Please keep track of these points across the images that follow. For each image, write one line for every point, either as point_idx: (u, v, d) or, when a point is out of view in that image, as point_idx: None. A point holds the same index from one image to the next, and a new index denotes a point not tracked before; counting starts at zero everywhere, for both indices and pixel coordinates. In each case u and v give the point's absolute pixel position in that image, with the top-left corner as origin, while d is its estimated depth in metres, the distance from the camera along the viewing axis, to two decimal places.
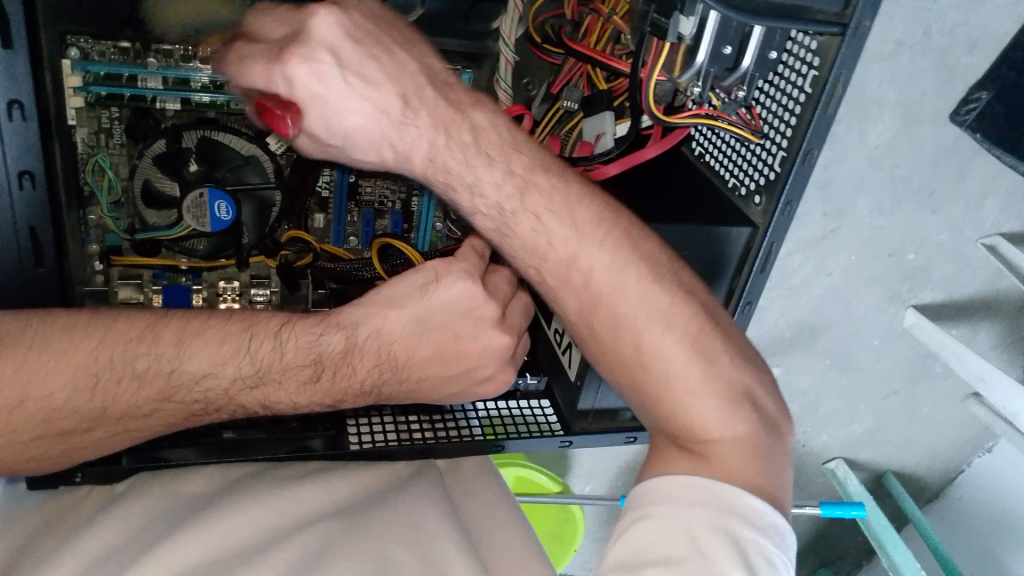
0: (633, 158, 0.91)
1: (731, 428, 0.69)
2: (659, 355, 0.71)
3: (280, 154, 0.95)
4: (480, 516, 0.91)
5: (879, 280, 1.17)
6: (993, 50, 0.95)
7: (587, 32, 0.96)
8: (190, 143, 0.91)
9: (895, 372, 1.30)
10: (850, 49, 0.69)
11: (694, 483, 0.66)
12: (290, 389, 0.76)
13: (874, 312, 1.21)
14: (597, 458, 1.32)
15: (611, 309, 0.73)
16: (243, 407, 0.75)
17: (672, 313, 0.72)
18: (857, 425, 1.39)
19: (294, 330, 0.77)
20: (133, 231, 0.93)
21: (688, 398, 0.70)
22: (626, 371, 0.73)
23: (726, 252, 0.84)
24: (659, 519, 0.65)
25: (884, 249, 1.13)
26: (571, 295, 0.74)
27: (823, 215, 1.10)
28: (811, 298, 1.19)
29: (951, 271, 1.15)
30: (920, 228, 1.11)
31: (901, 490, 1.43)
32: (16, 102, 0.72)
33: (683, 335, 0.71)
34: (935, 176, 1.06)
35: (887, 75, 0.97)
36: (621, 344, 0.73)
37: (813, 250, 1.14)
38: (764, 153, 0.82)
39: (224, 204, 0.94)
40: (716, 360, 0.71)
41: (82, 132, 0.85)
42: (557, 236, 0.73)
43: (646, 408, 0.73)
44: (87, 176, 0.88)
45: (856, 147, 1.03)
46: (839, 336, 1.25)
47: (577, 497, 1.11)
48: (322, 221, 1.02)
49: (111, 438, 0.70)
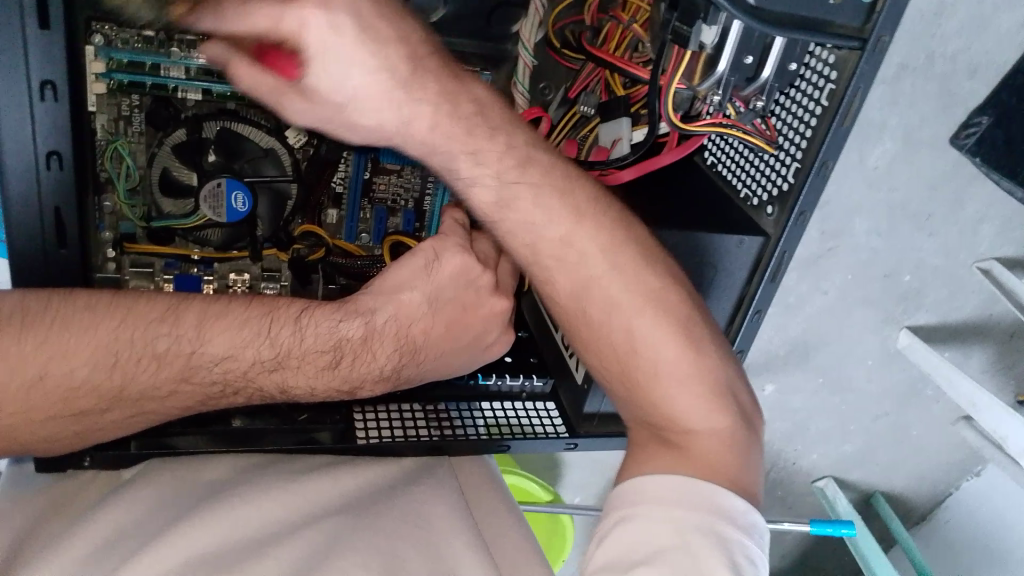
0: (650, 163, 0.80)
1: (717, 416, 0.66)
2: (647, 337, 0.67)
3: (298, 148, 0.83)
4: (497, 532, 0.76)
5: (873, 301, 1.18)
6: (994, 75, 0.97)
7: (605, 40, 0.84)
8: (211, 135, 0.79)
9: (885, 394, 1.31)
10: (869, 64, 0.62)
11: (678, 482, 0.61)
12: (310, 377, 0.69)
13: (867, 332, 1.22)
14: (588, 469, 1.34)
15: (603, 289, 0.68)
16: (254, 398, 0.68)
17: (664, 297, 0.68)
18: (847, 444, 1.40)
19: (317, 321, 0.69)
20: (149, 220, 0.80)
21: (671, 386, 0.66)
22: (608, 354, 0.69)
23: (734, 264, 0.74)
24: (642, 520, 0.60)
25: (880, 270, 1.14)
26: (564, 276, 0.69)
27: (820, 233, 1.11)
28: (805, 316, 1.19)
29: (944, 295, 1.16)
30: (916, 252, 1.12)
31: (889, 512, 1.44)
32: (50, 82, 0.61)
33: (674, 320, 0.68)
34: (932, 200, 1.07)
35: (889, 99, 0.99)
36: (607, 326, 0.68)
37: (810, 270, 1.14)
38: (777, 166, 0.72)
39: (242, 195, 0.81)
40: (701, 349, 0.68)
41: (102, 120, 0.74)
42: (558, 212, 0.68)
43: (627, 398, 0.69)
44: (104, 162, 0.75)
45: (856, 168, 1.04)
46: (831, 355, 1.25)
47: (566, 507, 1.11)
48: (335, 217, 0.89)
49: (114, 420, 0.62)
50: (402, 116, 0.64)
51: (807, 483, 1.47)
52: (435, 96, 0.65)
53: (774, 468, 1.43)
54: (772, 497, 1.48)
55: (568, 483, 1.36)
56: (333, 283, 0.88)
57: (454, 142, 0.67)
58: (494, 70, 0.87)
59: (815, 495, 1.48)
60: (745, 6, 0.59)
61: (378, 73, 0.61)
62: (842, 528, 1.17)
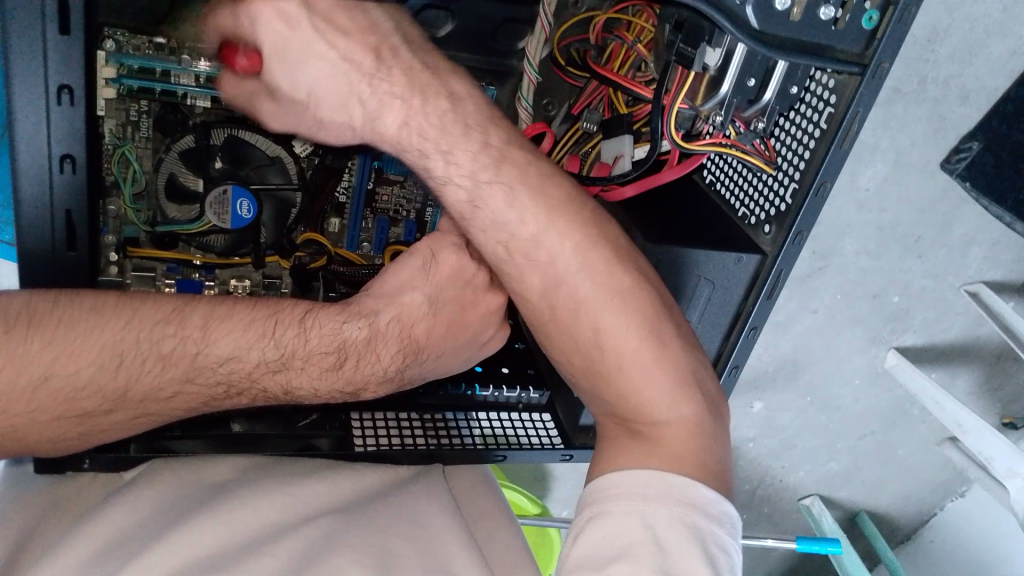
0: (649, 180, 0.82)
1: (682, 408, 0.68)
2: (613, 332, 0.69)
3: (303, 156, 0.84)
4: (492, 539, 0.77)
5: (861, 321, 1.21)
6: (984, 102, 1.02)
7: (610, 58, 0.84)
8: (219, 142, 0.80)
9: (871, 415, 1.35)
10: (868, 90, 0.63)
11: (653, 476, 0.62)
12: (315, 377, 0.69)
13: (856, 353, 1.24)
14: (576, 481, 1.34)
15: (572, 287, 0.69)
16: (257, 398, 0.67)
17: (631, 293, 0.69)
18: (834, 463, 1.42)
19: (321, 325, 0.69)
20: (154, 224, 0.80)
21: (640, 380, 0.68)
22: (577, 347, 0.70)
23: (732, 281, 0.75)
24: (617, 517, 0.61)
25: (869, 291, 1.17)
26: (534, 273, 0.69)
27: (811, 253, 1.13)
28: (795, 334, 1.22)
29: (932, 316, 1.20)
30: (905, 274, 1.16)
31: (874, 531, 1.46)
32: (67, 87, 0.61)
33: (640, 315, 0.69)
34: (921, 223, 1.11)
35: (882, 121, 1.02)
36: (574, 321, 0.69)
37: (801, 288, 1.17)
38: (776, 187, 0.73)
39: (247, 203, 0.81)
40: (667, 342, 0.69)
41: (110, 124, 0.74)
42: (527, 210, 0.68)
43: (595, 391, 0.71)
44: (111, 165, 0.75)
45: (847, 189, 1.08)
46: (818, 374, 1.27)
47: (556, 520, 1.12)
48: (336, 225, 0.89)
49: (113, 425, 0.61)
50: (368, 112, 0.66)
51: (792, 501, 1.48)
52: (403, 89, 0.66)
53: (759, 486, 1.44)
54: (759, 515, 1.49)
55: (553, 497, 1.36)
56: (332, 291, 0.88)
57: (427, 142, 0.67)
58: (499, 85, 0.88)
59: (801, 513, 1.49)
60: (749, 29, 0.60)
61: (328, 78, 0.64)
62: (829, 546, 1.16)
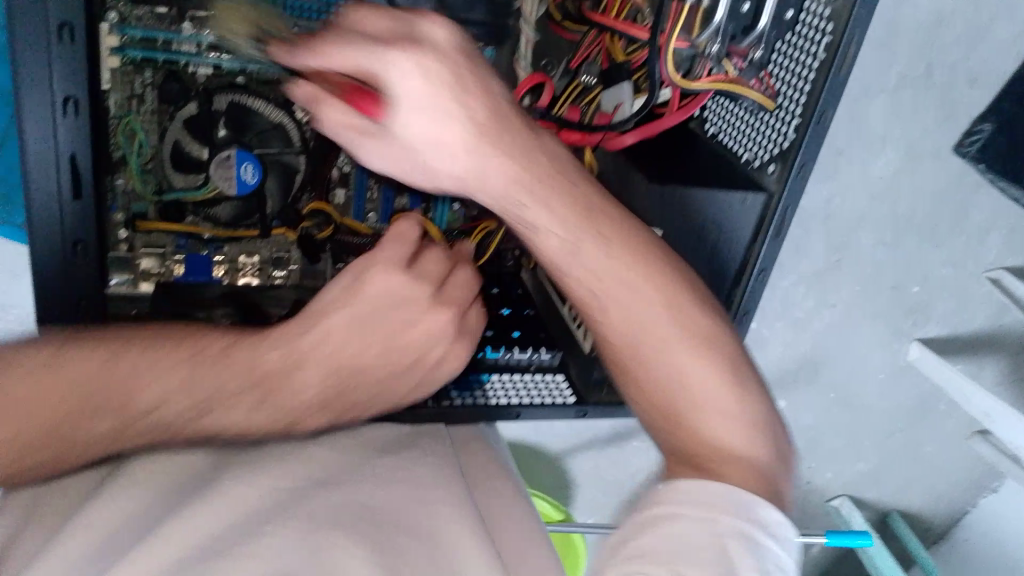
0: (652, 127, 0.83)
1: (759, 449, 0.68)
2: (696, 373, 0.69)
3: (305, 121, 0.89)
4: (509, 523, 0.73)
5: (881, 313, 1.20)
6: (993, 85, 1.01)
7: (606, 8, 0.85)
8: (221, 109, 0.85)
9: (895, 412, 1.34)
10: (864, 11, 0.62)
11: (718, 488, 0.63)
12: (310, 365, 0.72)
13: (877, 347, 1.24)
14: (600, 487, 1.34)
15: (659, 331, 0.70)
16: (256, 384, 0.70)
17: (712, 339, 0.70)
18: (862, 463, 1.41)
19: (319, 306, 0.74)
20: (161, 193, 0.86)
21: (718, 418, 0.68)
22: (650, 389, 0.70)
23: (741, 223, 0.74)
24: (681, 520, 0.61)
25: (888, 283, 1.17)
26: (619, 316, 0.70)
27: (826, 247, 1.13)
28: (814, 331, 1.22)
29: (953, 307, 1.20)
30: (923, 263, 1.16)
31: (906, 531, 1.45)
32: (67, 25, 0.62)
33: (719, 353, 0.70)
34: (937, 212, 1.11)
35: (890, 110, 1.02)
36: (652, 362, 0.70)
37: (817, 284, 1.17)
38: (778, 124, 0.72)
39: (251, 167, 0.88)
40: (744, 381, 0.70)
41: (116, 96, 0.79)
42: (616, 257, 0.70)
43: (665, 429, 0.70)
44: (116, 136, 0.81)
45: (859, 180, 1.07)
46: (840, 372, 1.27)
47: (582, 526, 1.11)
48: (342, 197, 0.96)
49: (97, 436, 0.64)
50: (474, 168, 0.66)
51: (821, 502, 1.47)
52: None
53: None
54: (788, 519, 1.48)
55: (578, 504, 1.36)
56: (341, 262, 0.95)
57: None
58: (498, 46, 0.95)
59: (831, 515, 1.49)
60: None
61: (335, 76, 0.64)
62: (858, 539, 1.13)
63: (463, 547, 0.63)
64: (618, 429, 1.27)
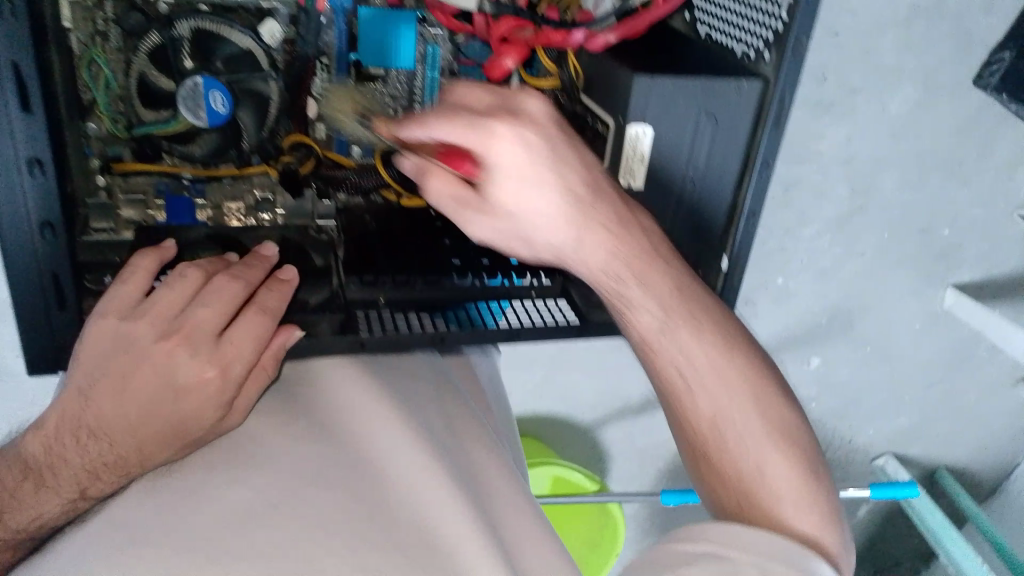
0: (636, 23, 0.75)
1: (807, 516, 0.61)
2: (744, 430, 0.63)
3: (277, 46, 0.76)
4: (497, 486, 0.69)
5: (912, 260, 1.17)
6: (1009, 9, 0.96)
7: None
8: (186, 35, 0.71)
9: (935, 362, 1.30)
10: None
11: (768, 537, 0.58)
12: (212, 402, 0.62)
13: (911, 294, 1.21)
14: (635, 457, 1.32)
15: (708, 395, 0.64)
16: (150, 438, 0.61)
17: (761, 389, 0.65)
18: (903, 418, 1.37)
19: (198, 326, 0.64)
20: (131, 128, 0.74)
21: (761, 474, 0.62)
22: (698, 439, 0.65)
23: (740, 113, 0.71)
24: (735, 562, 0.56)
25: (916, 225, 1.14)
26: (673, 372, 0.64)
27: (850, 192, 1.09)
28: (844, 281, 1.18)
29: (986, 247, 1.17)
30: (951, 203, 1.12)
31: (955, 486, 1.41)
32: (37, 161, 0.60)
33: (768, 417, 0.64)
34: (961, 148, 1.07)
35: (903, 43, 0.98)
36: (705, 417, 0.64)
37: (844, 231, 1.13)
38: (770, 5, 0.68)
39: (220, 95, 0.74)
40: (793, 432, 0.65)
41: (77, 36, 0.68)
42: (685, 324, 0.64)
43: (708, 484, 0.65)
44: (82, 77, 0.69)
45: (878, 119, 1.03)
46: (875, 321, 1.23)
47: (618, 495, 1.08)
48: (323, 130, 0.81)
49: (48, 512, 0.61)
50: (573, 239, 0.60)
51: (866, 463, 1.43)
52: None
53: (828, 448, 1.39)
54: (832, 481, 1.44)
55: (614, 476, 1.33)
56: (326, 199, 0.81)
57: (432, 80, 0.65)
58: None
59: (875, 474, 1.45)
60: None
61: None
62: (905, 488, 1.10)
63: (444, 520, 0.60)
64: (650, 394, 1.25)
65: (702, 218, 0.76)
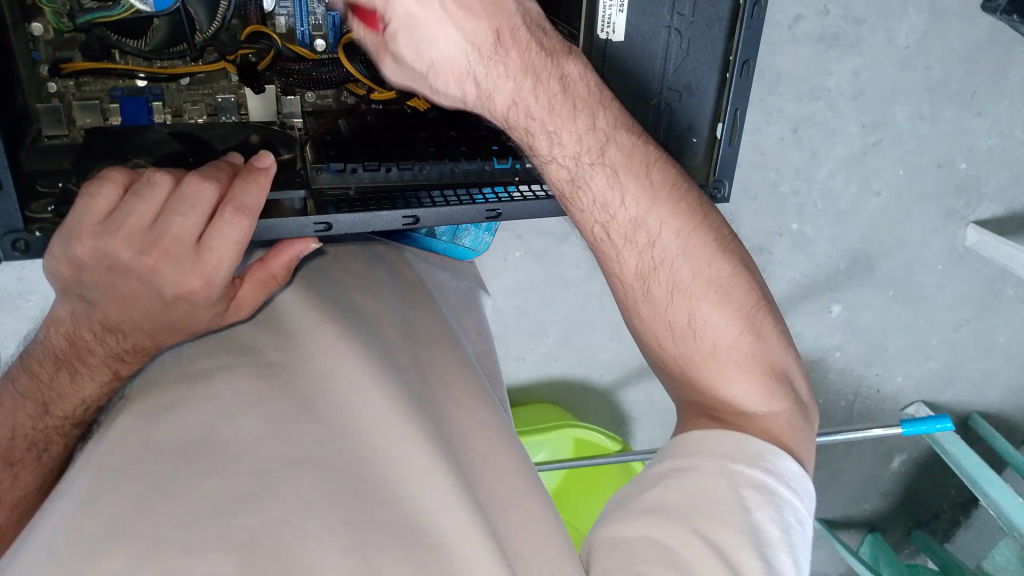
0: None
1: (773, 406, 0.60)
2: (710, 321, 0.60)
3: None
4: (468, 431, 0.62)
5: (930, 196, 1.13)
6: None
7: None
8: None
9: (961, 302, 1.26)
10: None
11: (730, 437, 0.57)
12: (203, 308, 0.57)
13: (932, 233, 1.17)
14: (656, 417, 1.29)
15: (671, 272, 0.60)
16: (156, 331, 0.57)
17: (732, 284, 0.61)
18: (932, 362, 1.33)
19: (175, 239, 0.55)
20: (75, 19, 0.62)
21: (731, 370, 0.60)
22: (662, 333, 0.61)
23: None
24: (701, 473, 0.56)
25: (932, 160, 1.09)
26: (631, 255, 0.60)
27: (861, 127, 1.05)
28: (861, 222, 1.14)
29: (1006, 178, 1.12)
30: (967, 134, 1.08)
31: (991, 431, 1.34)
32: None
33: (736, 306, 0.61)
34: (974, 76, 1.03)
35: None
36: (668, 306, 0.61)
37: (857, 169, 1.09)
38: None
39: None
40: (765, 335, 0.61)
41: None
42: (629, 192, 0.59)
43: (675, 378, 0.63)
44: None
45: (885, 49, 0.99)
46: (896, 263, 1.19)
47: (640, 453, 1.04)
48: (284, 25, 0.69)
49: (93, 395, 0.59)
50: (481, 89, 0.55)
51: (896, 412, 1.39)
52: None
53: (857, 400, 1.34)
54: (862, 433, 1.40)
55: (639, 438, 1.30)
56: (292, 95, 0.70)
57: None
58: None
59: None
60: None
61: None
62: (937, 424, 1.06)
63: (416, 488, 0.53)
64: None
65: (692, 78, 0.69)
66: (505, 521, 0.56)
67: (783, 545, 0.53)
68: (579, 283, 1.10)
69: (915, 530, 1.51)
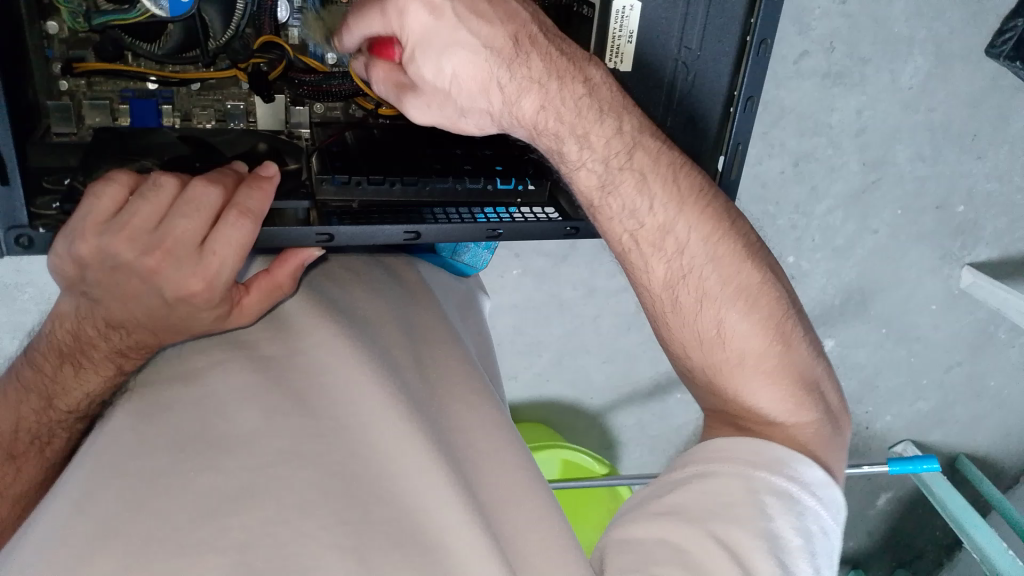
0: None
1: (800, 416, 0.60)
2: (737, 330, 0.60)
3: None
4: (483, 435, 0.63)
5: (928, 236, 1.14)
6: None
7: None
8: None
9: (954, 343, 1.26)
10: None
11: (752, 445, 0.58)
12: (204, 310, 0.56)
13: (927, 274, 1.17)
14: (645, 443, 1.29)
15: (699, 279, 0.60)
16: (159, 330, 0.57)
17: (759, 293, 0.61)
18: (922, 402, 1.33)
19: (178, 240, 0.55)
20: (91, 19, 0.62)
21: (760, 381, 0.60)
22: (689, 341, 0.62)
23: None
24: (721, 477, 0.56)
25: (932, 201, 1.10)
26: (660, 263, 0.61)
27: (862, 164, 1.06)
28: (858, 259, 1.15)
29: (1004, 223, 1.13)
30: (967, 177, 1.09)
31: (976, 473, 1.34)
32: None
33: (765, 315, 0.61)
34: (976, 120, 1.04)
35: (913, 9, 0.95)
36: (696, 315, 0.61)
37: (856, 206, 1.10)
38: None
39: None
40: (791, 343, 0.62)
41: None
42: (659, 198, 0.60)
43: (702, 388, 0.63)
44: None
45: (889, 89, 1.00)
46: (891, 301, 1.20)
47: (629, 478, 1.04)
48: (298, 34, 0.68)
49: (95, 389, 0.59)
50: (506, 96, 0.56)
51: (884, 450, 1.39)
52: None
53: None
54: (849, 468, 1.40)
55: (627, 462, 1.30)
56: (300, 106, 0.70)
57: None
58: None
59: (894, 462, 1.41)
60: None
61: None
62: (923, 464, 1.06)
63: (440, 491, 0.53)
64: (661, 377, 1.21)
65: (695, 110, 0.70)
66: (515, 523, 0.57)
67: (802, 552, 0.53)
68: (575, 305, 1.10)
69: (898, 569, 1.50)
